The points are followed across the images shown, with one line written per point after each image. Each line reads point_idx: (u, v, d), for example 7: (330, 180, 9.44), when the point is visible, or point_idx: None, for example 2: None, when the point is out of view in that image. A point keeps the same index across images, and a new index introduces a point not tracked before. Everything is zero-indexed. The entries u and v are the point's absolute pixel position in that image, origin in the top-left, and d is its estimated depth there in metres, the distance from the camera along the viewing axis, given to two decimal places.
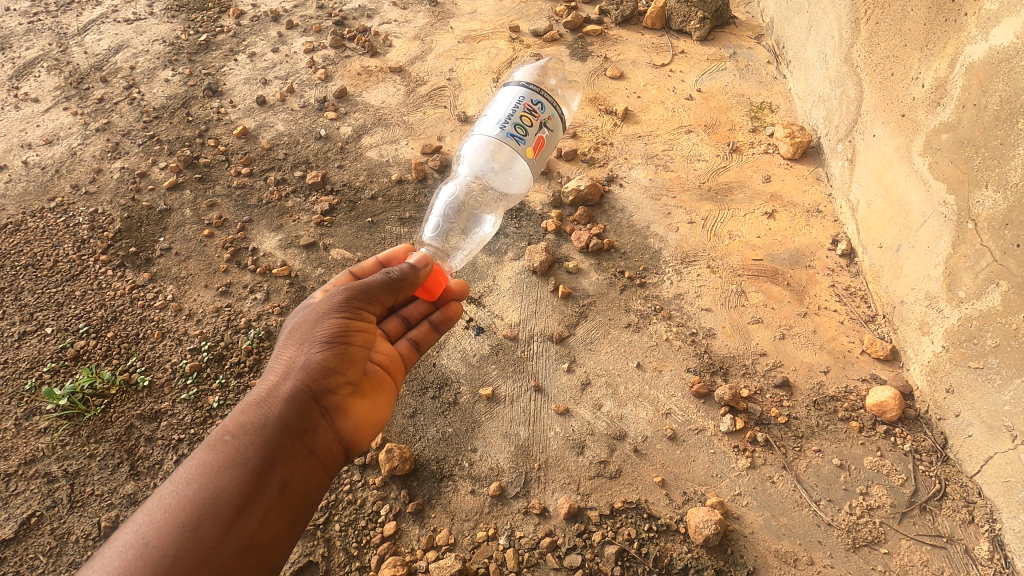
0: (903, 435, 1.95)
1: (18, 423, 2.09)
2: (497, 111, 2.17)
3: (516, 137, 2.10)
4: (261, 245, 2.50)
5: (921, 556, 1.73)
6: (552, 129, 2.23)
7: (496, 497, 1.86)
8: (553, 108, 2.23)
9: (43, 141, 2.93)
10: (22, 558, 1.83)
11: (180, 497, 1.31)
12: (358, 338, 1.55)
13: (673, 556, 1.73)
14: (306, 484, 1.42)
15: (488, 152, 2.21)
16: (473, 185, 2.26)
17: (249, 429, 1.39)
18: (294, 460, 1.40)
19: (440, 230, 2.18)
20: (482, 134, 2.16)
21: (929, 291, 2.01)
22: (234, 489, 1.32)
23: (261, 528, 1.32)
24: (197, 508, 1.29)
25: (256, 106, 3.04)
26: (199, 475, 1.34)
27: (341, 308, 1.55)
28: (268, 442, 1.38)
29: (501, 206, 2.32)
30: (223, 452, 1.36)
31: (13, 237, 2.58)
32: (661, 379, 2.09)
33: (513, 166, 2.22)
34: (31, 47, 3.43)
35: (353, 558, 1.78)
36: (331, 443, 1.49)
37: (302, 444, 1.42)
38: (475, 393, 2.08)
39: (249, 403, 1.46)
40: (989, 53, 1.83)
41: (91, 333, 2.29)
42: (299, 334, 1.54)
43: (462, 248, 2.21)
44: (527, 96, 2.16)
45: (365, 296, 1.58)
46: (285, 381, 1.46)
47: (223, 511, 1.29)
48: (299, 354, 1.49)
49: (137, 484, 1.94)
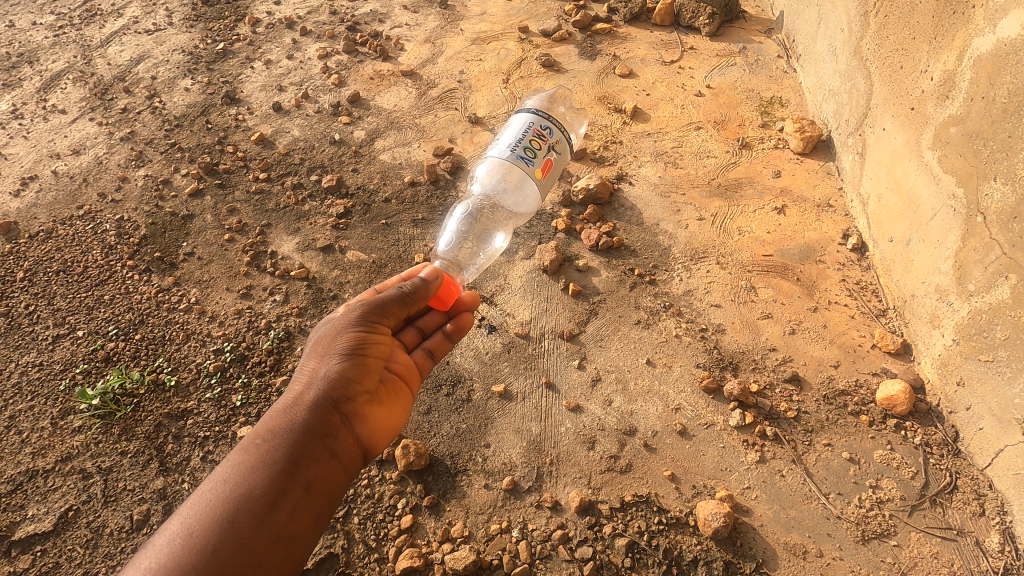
0: (914, 428, 1.96)
1: (54, 422, 2.19)
2: (507, 136, 2.19)
3: (524, 160, 2.11)
4: (280, 249, 2.58)
5: (930, 549, 1.74)
6: (560, 153, 2.22)
7: (510, 491, 1.91)
8: (561, 133, 2.23)
9: (71, 151, 3.05)
10: (60, 550, 1.93)
11: (218, 493, 1.38)
12: (374, 350, 1.64)
13: (683, 548, 1.76)
14: (329, 484, 1.48)
15: (499, 174, 2.23)
16: (485, 204, 2.32)
17: (278, 433, 1.46)
18: (318, 460, 1.46)
19: (453, 244, 2.26)
20: (493, 158, 2.18)
21: (939, 285, 2.01)
22: (266, 486, 1.38)
23: (290, 522, 1.38)
24: (234, 503, 1.35)
25: (273, 112, 3.13)
26: (234, 474, 1.40)
27: (359, 322, 1.63)
28: (294, 445, 1.44)
29: (511, 223, 2.35)
30: (255, 454, 1.43)
31: (45, 244, 2.69)
32: (671, 375, 2.12)
33: (523, 188, 2.23)
34: (57, 60, 3.56)
35: (372, 550, 1.85)
36: (351, 447, 1.55)
37: (325, 447, 1.48)
38: (488, 390, 2.13)
39: (277, 410, 1.53)
40: (997, 45, 1.82)
41: (120, 335, 2.38)
42: (321, 347, 1.61)
43: (475, 262, 2.28)
44: (537, 121, 2.17)
45: (380, 310, 1.66)
46: (309, 390, 1.53)
47: (255, 508, 1.35)
48: (322, 365, 1.57)
49: (166, 479, 2.02)
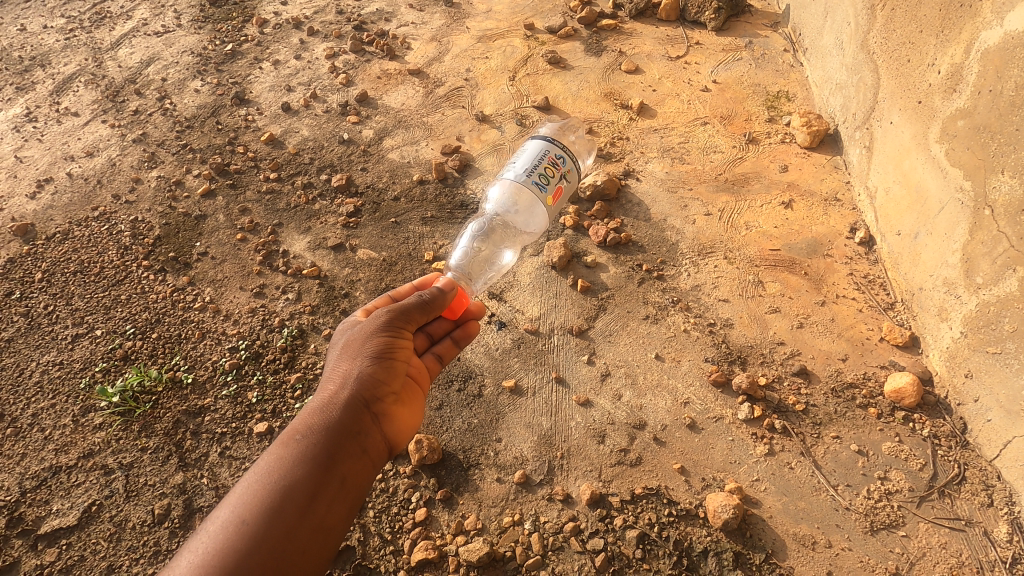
0: (922, 420, 1.97)
1: (75, 419, 2.24)
2: (520, 161, 2.17)
3: (539, 185, 2.10)
4: (291, 248, 2.61)
5: (939, 539, 1.76)
6: (571, 181, 2.22)
7: (522, 484, 1.94)
8: (573, 163, 2.23)
9: (85, 153, 3.09)
10: (84, 544, 1.97)
11: (259, 489, 1.39)
12: (400, 354, 1.68)
13: (694, 540, 1.79)
14: (361, 480, 1.51)
15: (510, 196, 2.19)
16: (495, 224, 2.27)
17: (315, 431, 1.48)
18: (353, 458, 1.49)
19: (463, 260, 2.21)
20: (506, 180, 2.15)
21: (947, 278, 2.02)
22: (306, 482, 1.40)
23: (327, 515, 1.41)
24: (277, 498, 1.37)
25: (282, 113, 3.16)
26: (274, 470, 1.41)
27: (387, 327, 1.67)
28: (331, 442, 1.47)
29: (521, 242, 2.31)
30: (294, 451, 1.44)
31: (62, 245, 2.74)
32: (679, 369, 2.14)
33: (533, 211, 2.20)
34: (69, 63, 3.61)
35: (387, 543, 1.88)
36: (380, 445, 1.58)
37: (358, 445, 1.51)
38: (498, 386, 2.16)
39: (310, 408, 1.55)
40: (1004, 38, 1.83)
41: (138, 334, 2.43)
42: (350, 349, 1.63)
43: (483, 278, 2.27)
44: (551, 150, 2.17)
45: (404, 315, 1.70)
46: (342, 389, 1.55)
47: (296, 501, 1.38)
48: (353, 366, 1.59)
49: (186, 474, 2.07)
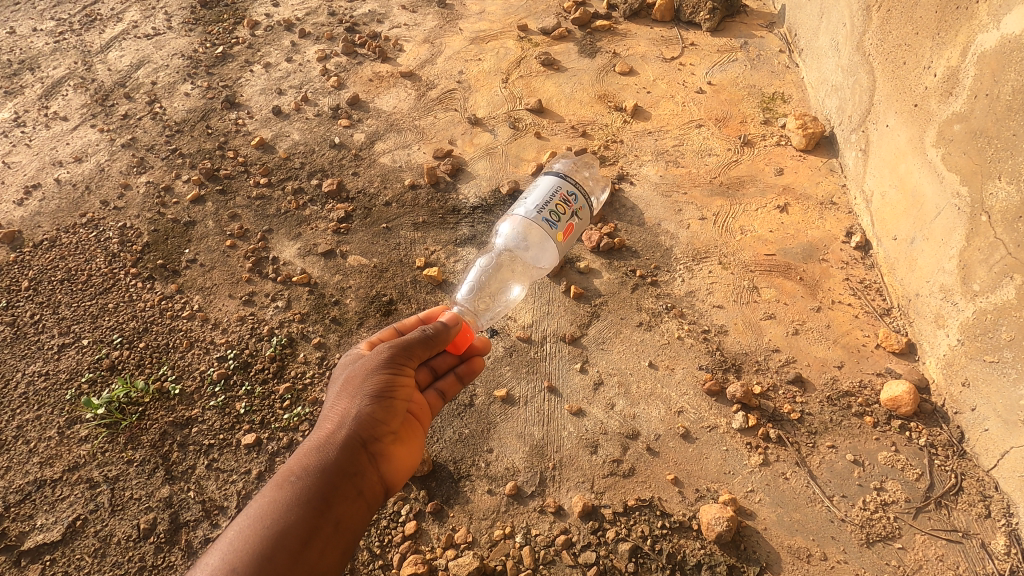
0: (919, 429, 1.94)
1: (61, 431, 2.21)
2: (532, 197, 2.05)
3: (549, 223, 1.97)
4: (281, 254, 2.58)
5: (936, 551, 1.73)
6: (583, 218, 2.08)
7: (513, 496, 1.92)
8: (587, 198, 2.09)
9: (73, 158, 3.06)
10: (69, 559, 1.95)
11: (253, 530, 1.33)
12: (400, 392, 1.64)
13: (687, 553, 1.76)
14: (355, 523, 1.47)
15: (520, 231, 2.07)
16: (505, 256, 2.16)
17: (312, 471, 1.44)
18: (348, 499, 1.45)
19: (471, 295, 2.09)
20: (516, 216, 2.04)
21: (944, 284, 1.99)
22: (301, 523, 1.36)
23: (320, 562, 1.36)
24: (269, 540, 1.31)
25: (273, 116, 3.13)
26: (268, 510, 1.36)
27: (388, 364, 1.63)
28: (327, 483, 1.42)
29: (531, 276, 2.19)
30: (290, 491, 1.40)
31: (49, 253, 2.71)
32: (673, 377, 2.11)
33: (542, 248, 2.06)
34: (58, 67, 3.57)
35: (376, 557, 1.86)
36: (376, 486, 1.54)
37: (353, 486, 1.47)
38: (490, 395, 2.13)
39: (308, 447, 1.50)
40: (1001, 41, 1.80)
41: (125, 343, 2.40)
42: (350, 386, 1.60)
43: (491, 311, 2.15)
44: (564, 186, 2.03)
45: (406, 351, 1.66)
46: (341, 428, 1.51)
47: (290, 544, 1.32)
48: (352, 405, 1.55)
49: (172, 487, 2.04)
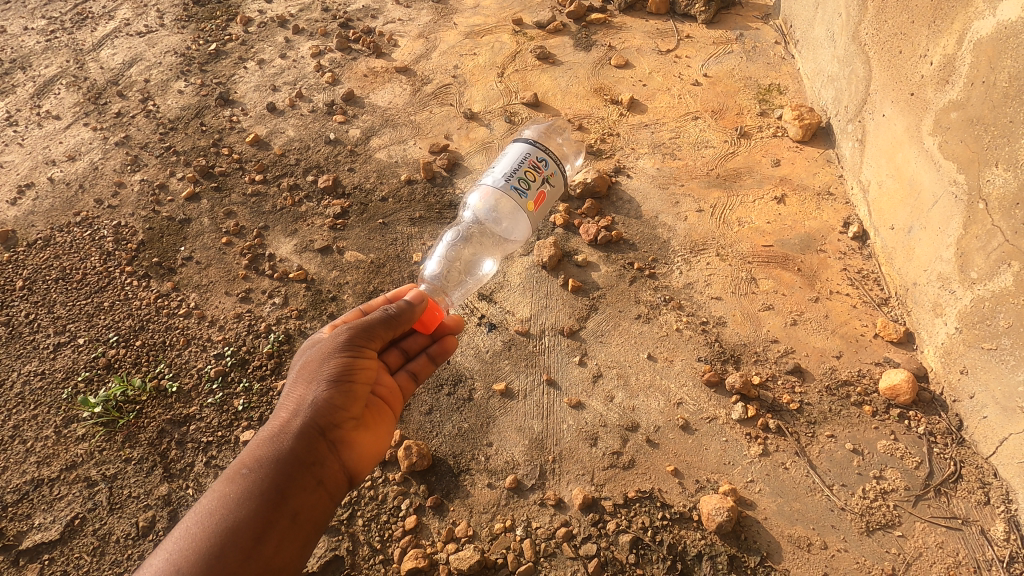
0: (918, 417, 1.94)
1: (57, 430, 2.20)
2: (501, 165, 2.05)
3: (518, 191, 1.99)
4: (278, 251, 2.57)
5: (935, 538, 1.74)
6: (555, 186, 2.11)
7: (513, 489, 1.91)
8: (557, 165, 2.11)
9: (66, 157, 3.04)
10: (68, 558, 1.94)
11: (204, 527, 1.33)
12: (361, 374, 1.61)
13: (688, 543, 1.76)
14: (316, 513, 1.46)
15: (491, 202, 2.09)
16: (474, 230, 2.20)
17: (264, 463, 1.42)
18: (305, 489, 1.44)
19: (441, 270, 2.15)
20: (486, 185, 2.04)
21: (941, 273, 1.99)
22: (253, 517, 1.35)
23: (277, 554, 1.36)
24: (220, 537, 1.31)
25: (267, 113, 3.11)
26: (219, 506, 1.36)
27: (346, 347, 1.60)
28: (281, 474, 1.41)
29: (503, 250, 2.24)
30: (241, 485, 1.39)
31: (44, 252, 2.69)
32: (672, 369, 2.11)
33: (514, 219, 2.09)
34: (50, 65, 3.54)
35: (377, 551, 1.85)
36: (338, 474, 1.53)
37: (311, 475, 1.46)
38: (489, 389, 2.13)
39: (262, 438, 1.49)
40: (997, 28, 1.80)
41: (121, 342, 2.39)
42: (307, 372, 1.58)
43: (462, 287, 2.20)
44: (532, 152, 2.05)
45: (366, 333, 1.63)
46: (296, 417, 1.50)
47: (242, 539, 1.32)
48: (308, 392, 1.53)
49: (170, 485, 2.03)
